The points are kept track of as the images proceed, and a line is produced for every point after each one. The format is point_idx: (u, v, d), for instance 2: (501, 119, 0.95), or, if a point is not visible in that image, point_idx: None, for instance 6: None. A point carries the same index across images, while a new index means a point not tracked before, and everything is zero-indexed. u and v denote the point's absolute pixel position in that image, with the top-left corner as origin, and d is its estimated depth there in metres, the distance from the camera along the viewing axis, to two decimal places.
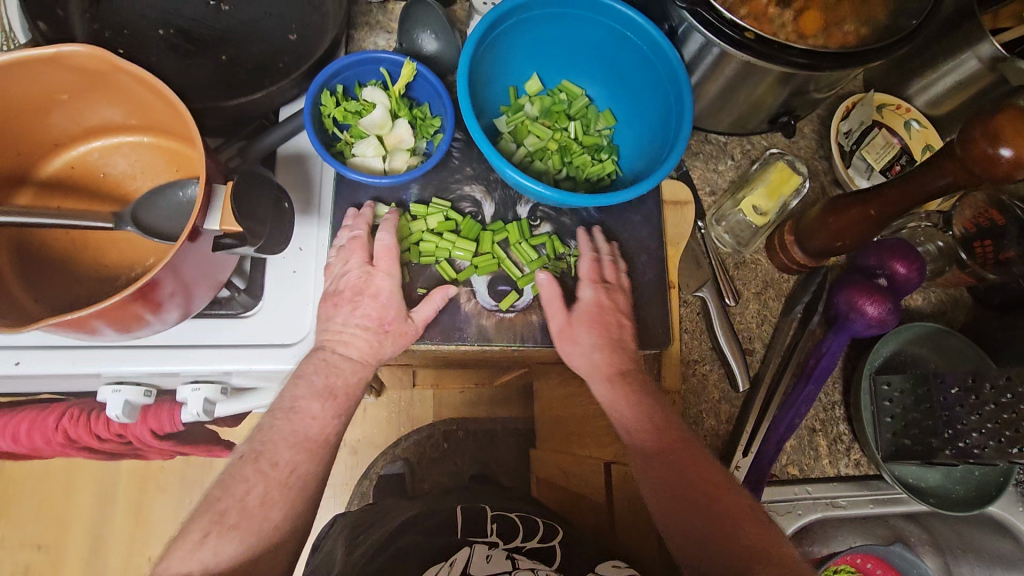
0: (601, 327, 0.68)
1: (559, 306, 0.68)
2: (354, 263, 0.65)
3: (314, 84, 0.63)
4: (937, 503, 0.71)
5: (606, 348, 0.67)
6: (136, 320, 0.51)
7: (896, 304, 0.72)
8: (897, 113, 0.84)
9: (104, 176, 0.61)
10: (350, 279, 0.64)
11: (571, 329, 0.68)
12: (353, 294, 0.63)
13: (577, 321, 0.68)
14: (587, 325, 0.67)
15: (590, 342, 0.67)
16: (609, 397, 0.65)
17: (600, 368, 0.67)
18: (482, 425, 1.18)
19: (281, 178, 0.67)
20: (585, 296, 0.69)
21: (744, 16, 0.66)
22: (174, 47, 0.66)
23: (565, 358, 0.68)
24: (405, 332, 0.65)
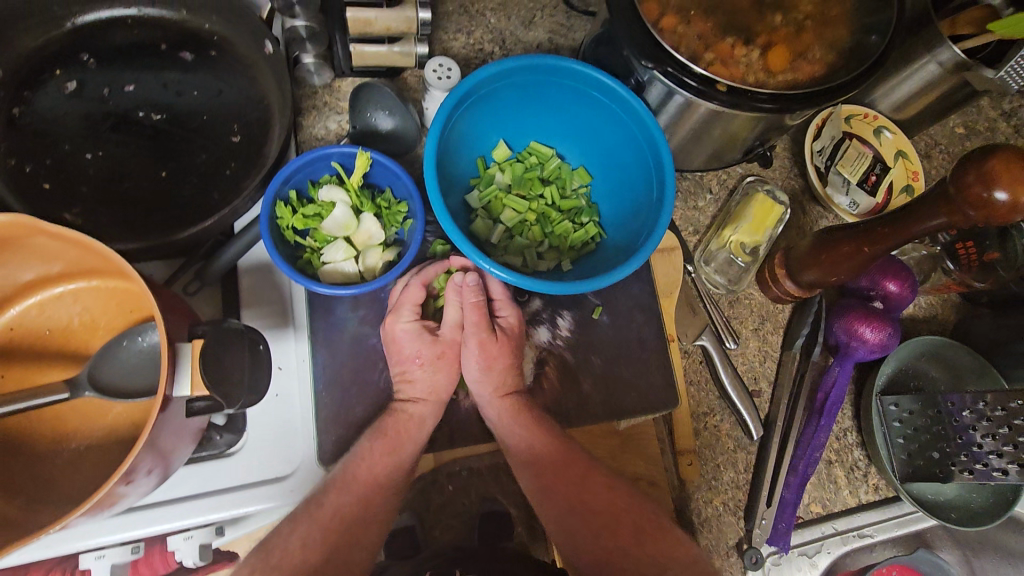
0: (501, 355, 0.67)
1: (478, 314, 0.66)
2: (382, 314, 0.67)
3: (266, 196, 0.57)
4: (957, 519, 0.70)
5: (516, 373, 0.67)
6: (112, 504, 0.46)
7: (895, 325, 0.71)
8: (866, 121, 0.83)
9: (50, 332, 0.55)
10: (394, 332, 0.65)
11: (488, 346, 0.66)
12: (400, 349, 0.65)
13: (495, 340, 0.67)
14: (501, 350, 0.67)
15: (489, 372, 0.66)
16: (525, 449, 0.63)
17: (484, 391, 0.66)
18: (485, 458, 0.68)
19: (244, 285, 0.62)
20: (502, 314, 0.68)
21: (711, 61, 0.63)
22: (105, 172, 0.60)
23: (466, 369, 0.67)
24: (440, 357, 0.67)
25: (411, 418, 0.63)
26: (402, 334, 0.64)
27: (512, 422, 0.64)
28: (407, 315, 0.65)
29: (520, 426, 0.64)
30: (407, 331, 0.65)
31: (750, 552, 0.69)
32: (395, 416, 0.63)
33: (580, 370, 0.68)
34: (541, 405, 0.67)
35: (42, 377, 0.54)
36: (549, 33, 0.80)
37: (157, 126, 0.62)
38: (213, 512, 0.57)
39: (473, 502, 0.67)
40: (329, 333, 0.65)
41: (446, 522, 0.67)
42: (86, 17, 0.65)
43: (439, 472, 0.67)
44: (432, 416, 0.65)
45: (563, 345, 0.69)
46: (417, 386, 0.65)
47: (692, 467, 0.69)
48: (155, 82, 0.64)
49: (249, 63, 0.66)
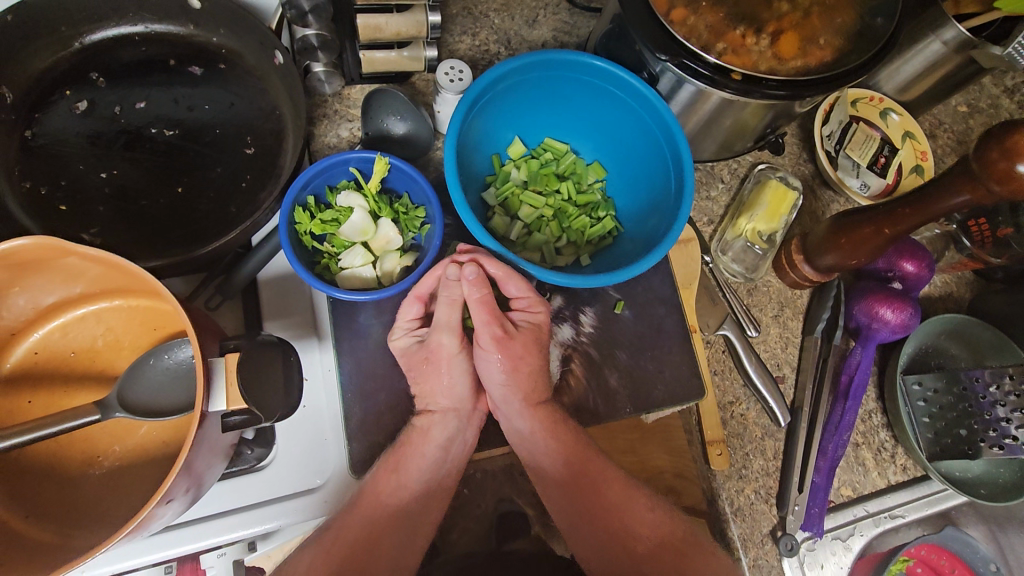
0: (525, 357, 0.65)
1: (484, 308, 0.63)
2: (401, 330, 0.65)
3: (285, 201, 0.56)
4: (989, 495, 0.71)
5: (534, 373, 0.66)
6: (153, 521, 0.46)
7: (915, 304, 0.72)
8: (871, 104, 0.83)
9: (75, 355, 0.54)
10: (414, 348, 0.64)
11: (505, 341, 0.64)
12: (426, 364, 0.65)
13: (513, 335, 0.64)
14: (522, 346, 0.64)
15: (511, 373, 0.65)
16: (560, 451, 0.64)
17: (509, 396, 0.66)
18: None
19: (265, 297, 0.62)
20: (517, 314, 0.66)
21: (723, 50, 0.63)
22: (120, 190, 0.60)
23: (485, 370, 0.66)
24: (428, 358, 0.65)
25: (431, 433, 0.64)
26: (414, 344, 0.64)
27: (547, 436, 0.64)
28: (408, 330, 0.65)
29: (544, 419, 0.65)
30: (406, 346, 0.64)
31: (785, 539, 0.69)
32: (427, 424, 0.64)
33: (606, 365, 0.67)
34: (568, 403, 0.67)
35: (68, 400, 0.53)
36: (553, 31, 0.80)
37: (171, 142, 0.62)
38: (249, 527, 0.56)
39: (491, 500, 0.68)
40: (354, 340, 0.64)
41: (465, 523, 0.67)
42: (93, 37, 0.64)
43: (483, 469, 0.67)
44: (472, 427, 0.68)
45: (587, 341, 0.67)
46: (448, 396, 0.66)
47: (722, 457, 0.69)
48: (166, 98, 0.63)
49: (259, 75, 0.66)
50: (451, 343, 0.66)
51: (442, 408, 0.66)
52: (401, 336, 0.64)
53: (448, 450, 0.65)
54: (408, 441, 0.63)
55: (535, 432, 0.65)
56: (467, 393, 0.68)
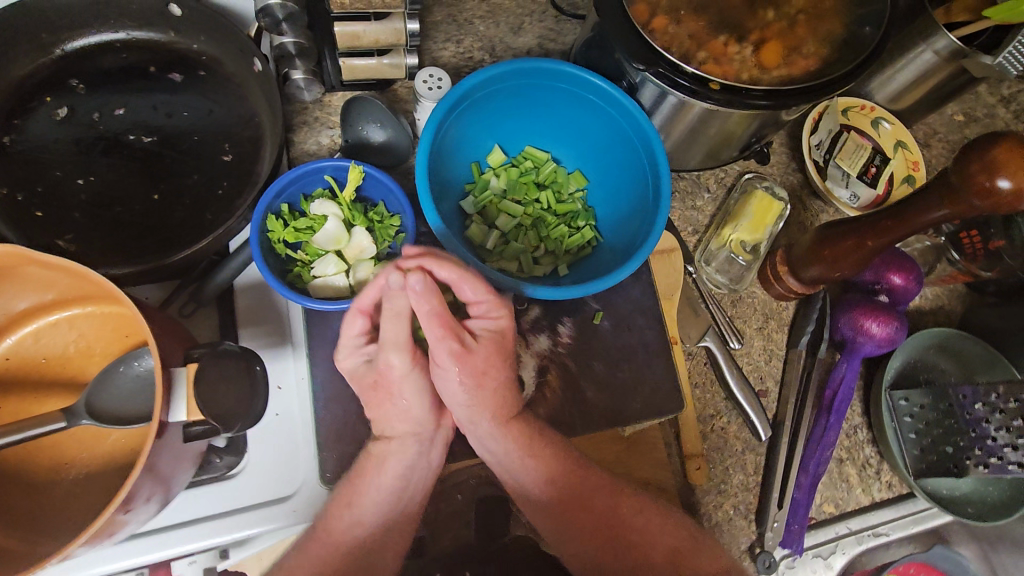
0: (488, 369, 0.63)
1: (435, 320, 0.58)
2: (349, 350, 0.61)
3: (257, 209, 0.56)
4: (977, 513, 0.69)
5: (499, 391, 0.64)
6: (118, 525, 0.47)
7: (902, 318, 0.71)
8: (862, 113, 0.82)
9: (46, 360, 0.55)
10: (363, 372, 0.62)
11: (464, 355, 0.61)
12: (379, 389, 0.63)
13: (473, 348, 0.61)
14: (485, 360, 0.62)
15: (474, 391, 0.63)
16: (535, 470, 0.64)
17: (474, 412, 0.64)
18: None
19: (241, 304, 0.62)
20: (475, 325, 0.63)
21: (704, 60, 0.62)
22: (97, 197, 0.60)
23: (443, 389, 0.64)
24: (377, 383, 0.63)
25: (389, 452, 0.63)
26: (365, 365, 0.62)
27: (518, 454, 0.64)
28: (354, 352, 0.61)
29: (513, 436, 0.64)
30: (355, 370, 0.62)
31: (764, 556, 0.68)
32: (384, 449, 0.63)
33: (583, 377, 0.67)
34: (544, 415, 0.66)
35: (38, 406, 0.54)
36: (539, 38, 0.80)
37: (148, 148, 0.62)
38: (216, 537, 0.56)
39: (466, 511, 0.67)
40: (328, 349, 0.64)
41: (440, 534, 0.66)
42: (75, 44, 0.65)
43: (454, 483, 0.66)
44: (436, 447, 0.67)
45: (564, 352, 0.67)
46: (404, 420, 0.65)
47: (700, 471, 0.68)
48: (145, 105, 0.64)
49: (238, 82, 0.66)
50: (400, 364, 0.63)
51: (402, 431, 0.64)
52: (346, 354, 0.61)
53: (407, 480, 0.64)
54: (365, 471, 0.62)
55: (507, 451, 0.64)
56: (427, 414, 0.67)
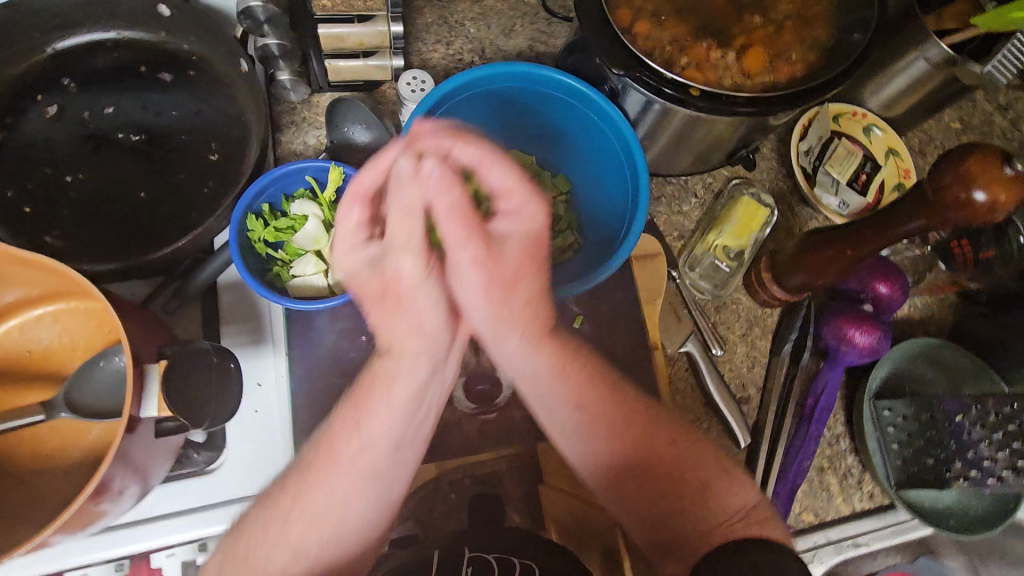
0: (519, 274, 0.54)
1: (460, 217, 0.50)
2: (354, 247, 0.53)
3: (237, 209, 0.57)
4: (956, 526, 0.68)
5: (534, 300, 0.56)
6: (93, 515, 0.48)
7: (885, 327, 0.70)
8: (854, 120, 0.81)
9: (30, 354, 0.56)
10: (371, 275, 0.53)
11: (493, 255, 0.53)
12: (388, 295, 0.54)
13: (503, 249, 0.53)
14: (517, 260, 0.54)
15: (504, 303, 0.55)
16: (570, 395, 0.58)
17: (504, 324, 0.56)
18: (486, 465, 0.63)
19: (226, 301, 0.63)
20: (505, 223, 0.54)
21: (686, 65, 0.61)
22: (84, 194, 0.61)
23: (465, 298, 0.54)
24: (387, 291, 0.54)
25: (394, 373, 0.54)
26: (371, 267, 0.54)
27: (552, 379, 0.58)
28: (359, 250, 0.53)
29: (544, 356, 0.57)
30: (363, 267, 0.54)
31: None
32: (393, 369, 0.54)
33: None
34: (521, 417, 0.66)
35: (19, 398, 0.55)
36: (529, 40, 0.80)
37: (136, 146, 0.63)
38: (193, 529, 0.58)
39: None
40: (308, 349, 0.65)
41: None
42: (68, 43, 0.66)
43: (440, 483, 0.62)
44: (450, 363, 0.58)
45: None
46: (417, 338, 0.55)
47: None
48: (134, 103, 0.65)
49: (227, 82, 0.67)
50: (410, 269, 0.53)
51: (412, 349, 0.55)
52: (353, 254, 0.54)
53: (420, 402, 0.55)
54: (373, 398, 0.53)
55: (538, 371, 0.58)
56: (443, 331, 0.55)
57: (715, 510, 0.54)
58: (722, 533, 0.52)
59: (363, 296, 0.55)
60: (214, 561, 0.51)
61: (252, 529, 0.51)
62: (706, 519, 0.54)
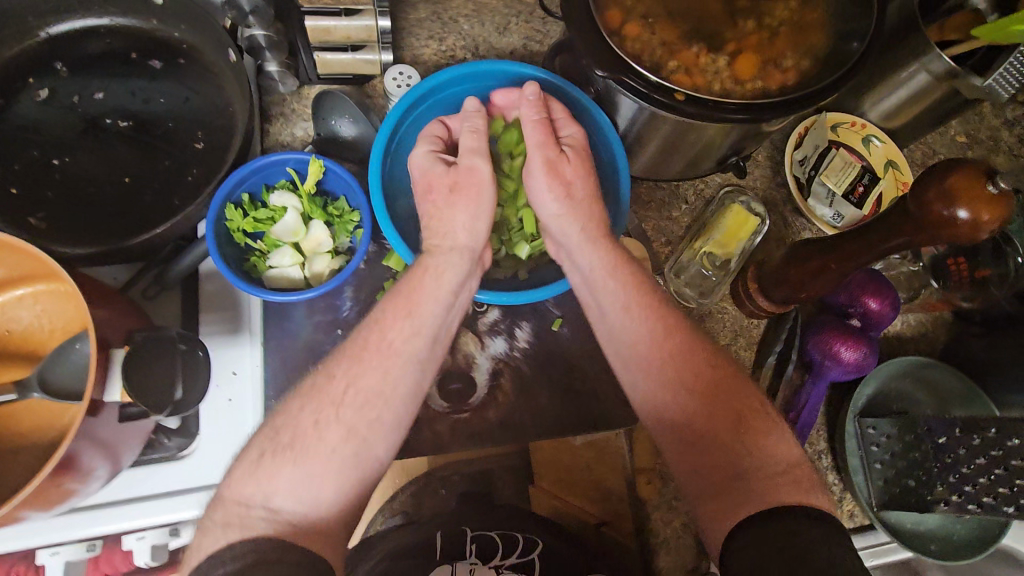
0: (577, 181, 0.61)
1: (541, 126, 0.60)
2: (426, 152, 0.59)
3: (215, 198, 0.57)
4: (939, 551, 0.67)
5: (593, 204, 0.61)
6: (58, 494, 0.48)
7: (873, 343, 0.68)
8: (853, 130, 0.79)
9: (8, 333, 0.56)
10: (440, 171, 0.58)
11: (561, 162, 0.60)
12: (451, 190, 0.57)
13: (567, 156, 0.61)
14: (576, 167, 0.61)
15: (569, 201, 0.60)
16: (620, 295, 0.58)
17: (572, 229, 0.60)
18: (468, 463, 0.67)
19: (206, 290, 0.64)
20: (571, 136, 0.62)
21: (674, 69, 0.61)
22: (70, 177, 0.62)
23: (537, 203, 0.61)
24: (456, 184, 0.57)
25: (441, 259, 0.56)
26: (441, 167, 0.58)
27: (605, 273, 0.58)
28: (436, 154, 0.59)
29: (602, 251, 0.59)
30: (436, 166, 0.58)
31: None
32: (446, 260, 0.55)
33: (536, 382, 0.66)
34: (494, 418, 0.65)
35: None
36: (523, 39, 0.79)
37: (124, 132, 0.64)
38: (160, 513, 0.58)
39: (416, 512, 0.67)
40: (283, 339, 0.65)
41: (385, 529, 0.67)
42: (61, 28, 0.67)
43: (432, 476, 0.67)
44: (476, 274, 0.58)
45: (519, 356, 0.67)
46: (470, 234, 0.57)
47: (649, 487, 0.66)
48: (123, 90, 0.65)
49: (216, 72, 0.67)
50: (479, 166, 0.58)
51: (465, 239, 0.57)
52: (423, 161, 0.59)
53: (458, 297, 0.56)
54: (425, 283, 0.54)
55: (595, 266, 0.59)
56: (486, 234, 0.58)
57: (765, 455, 0.51)
58: (773, 490, 0.48)
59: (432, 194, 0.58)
60: (251, 453, 0.48)
61: (301, 420, 0.48)
62: (748, 460, 0.50)
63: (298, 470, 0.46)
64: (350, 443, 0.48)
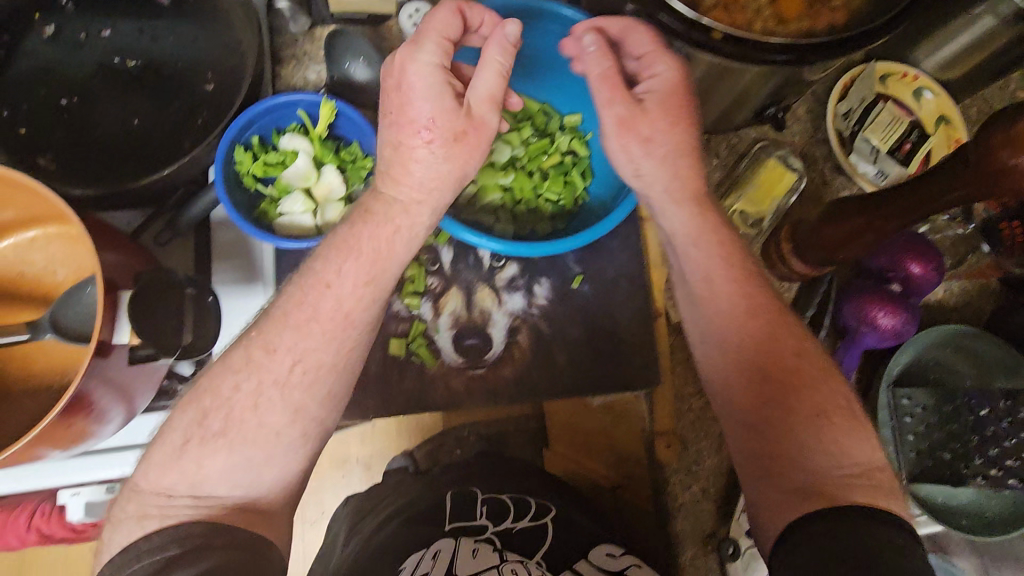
0: (655, 134, 0.51)
1: (614, 81, 0.51)
2: (427, 74, 0.46)
3: (223, 139, 0.55)
4: (970, 527, 0.64)
5: (679, 159, 0.52)
6: (73, 436, 0.48)
7: (914, 310, 0.64)
8: (903, 82, 0.74)
9: (22, 274, 0.56)
10: (439, 109, 0.46)
11: (634, 116, 0.51)
12: (447, 137, 0.47)
13: (646, 108, 0.51)
14: (656, 121, 0.51)
15: (646, 159, 0.52)
16: (706, 263, 0.51)
17: (657, 189, 0.53)
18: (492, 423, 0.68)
19: (218, 239, 0.62)
20: (659, 73, 0.51)
21: (713, 5, 0.55)
22: (79, 118, 0.60)
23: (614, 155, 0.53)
24: (460, 131, 0.47)
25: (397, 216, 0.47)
26: (436, 98, 0.46)
27: (690, 241, 0.51)
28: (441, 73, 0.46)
29: (687, 214, 0.52)
30: (435, 96, 0.46)
31: (726, 543, 0.64)
32: (418, 220, 0.48)
33: (555, 341, 0.64)
34: (511, 375, 0.63)
35: (11, 317, 0.55)
36: None
37: (134, 73, 0.62)
38: None
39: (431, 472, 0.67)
40: None
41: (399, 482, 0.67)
42: None
43: (448, 436, 0.68)
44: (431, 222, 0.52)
45: (538, 314, 0.64)
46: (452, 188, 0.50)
47: (670, 450, 0.65)
48: (131, 27, 0.63)
49: (222, 8, 0.63)
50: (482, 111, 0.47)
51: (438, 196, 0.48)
52: (433, 87, 0.46)
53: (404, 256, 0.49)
54: (393, 244, 0.47)
55: (677, 229, 0.52)
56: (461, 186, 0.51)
57: (841, 457, 0.44)
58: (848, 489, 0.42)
59: (433, 134, 0.46)
60: (172, 438, 0.44)
61: (233, 400, 0.43)
62: (822, 470, 0.44)
63: (234, 456, 0.43)
64: (296, 421, 0.44)
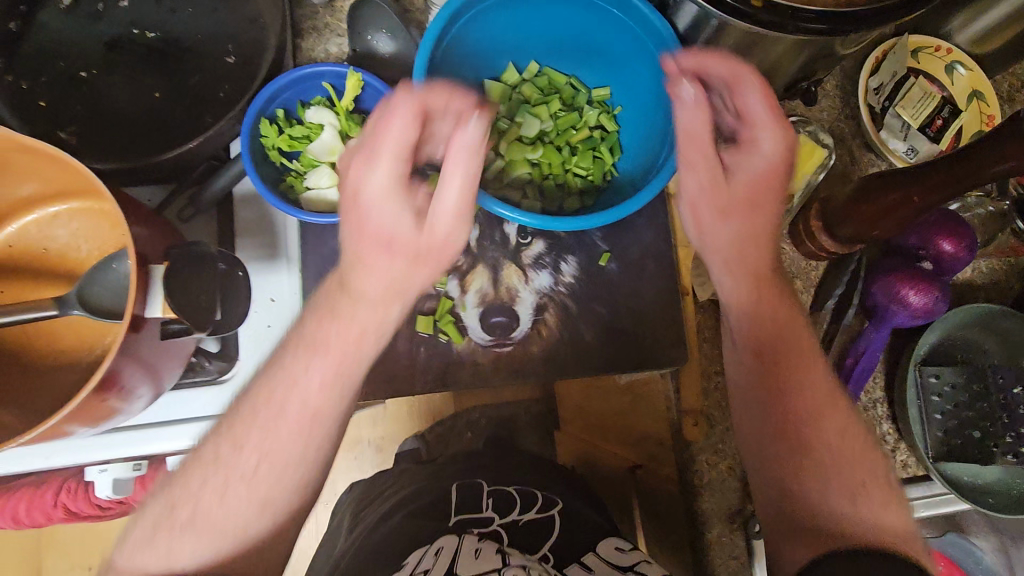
0: (732, 212, 0.51)
1: (704, 140, 0.50)
2: (386, 185, 0.42)
3: (249, 112, 0.54)
4: (994, 505, 0.64)
5: (751, 244, 0.51)
6: (103, 411, 0.48)
7: (944, 288, 0.64)
8: (936, 56, 0.72)
9: (46, 250, 0.55)
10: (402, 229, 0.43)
11: (717, 180, 0.50)
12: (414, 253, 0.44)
13: (735, 183, 0.50)
14: (743, 203, 0.50)
15: (716, 233, 0.52)
16: (764, 326, 0.51)
17: (720, 257, 0.52)
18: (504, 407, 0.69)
19: (241, 216, 0.61)
20: (762, 146, 0.49)
21: None
22: (98, 91, 0.59)
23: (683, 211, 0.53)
24: (425, 251, 0.44)
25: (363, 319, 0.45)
26: (397, 216, 0.43)
27: (744, 314, 0.52)
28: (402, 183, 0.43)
29: (744, 289, 0.52)
30: (397, 211, 0.43)
31: (752, 521, 0.64)
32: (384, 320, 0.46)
33: (581, 319, 0.63)
34: (537, 353, 0.63)
35: (37, 292, 0.55)
36: None
37: (153, 44, 0.61)
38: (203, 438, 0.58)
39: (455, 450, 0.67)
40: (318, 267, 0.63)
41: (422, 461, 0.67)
42: None
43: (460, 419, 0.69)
44: None
45: (565, 292, 0.64)
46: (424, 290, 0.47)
47: (697, 429, 0.64)
48: None
49: None
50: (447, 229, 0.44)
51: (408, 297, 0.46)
52: (391, 204, 0.42)
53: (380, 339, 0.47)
54: (361, 344, 0.45)
55: (728, 301, 0.53)
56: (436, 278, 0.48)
57: (836, 513, 0.45)
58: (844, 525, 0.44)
59: (394, 254, 0.43)
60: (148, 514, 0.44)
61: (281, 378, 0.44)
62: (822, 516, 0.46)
63: (270, 435, 0.43)
64: (313, 423, 0.44)
